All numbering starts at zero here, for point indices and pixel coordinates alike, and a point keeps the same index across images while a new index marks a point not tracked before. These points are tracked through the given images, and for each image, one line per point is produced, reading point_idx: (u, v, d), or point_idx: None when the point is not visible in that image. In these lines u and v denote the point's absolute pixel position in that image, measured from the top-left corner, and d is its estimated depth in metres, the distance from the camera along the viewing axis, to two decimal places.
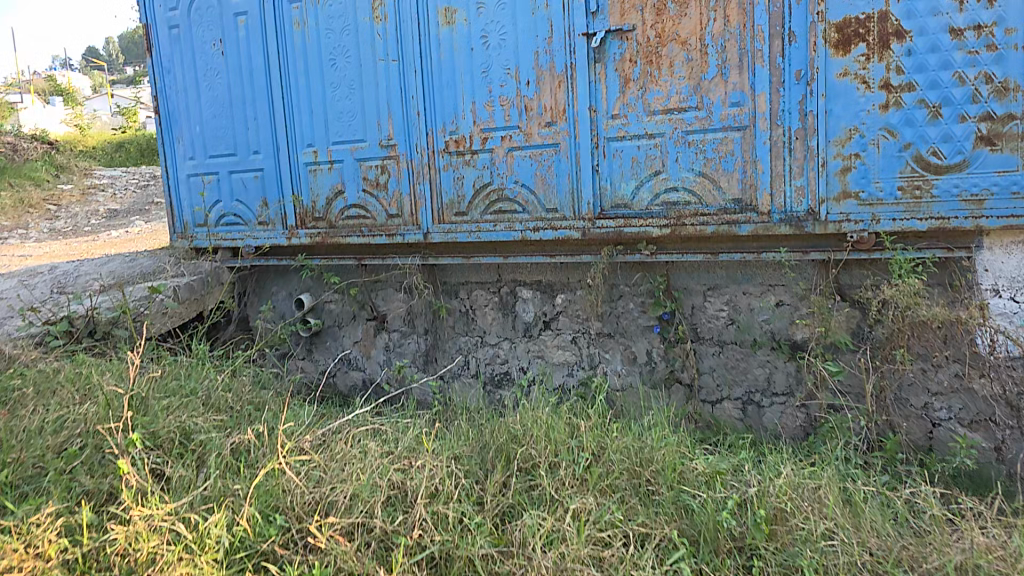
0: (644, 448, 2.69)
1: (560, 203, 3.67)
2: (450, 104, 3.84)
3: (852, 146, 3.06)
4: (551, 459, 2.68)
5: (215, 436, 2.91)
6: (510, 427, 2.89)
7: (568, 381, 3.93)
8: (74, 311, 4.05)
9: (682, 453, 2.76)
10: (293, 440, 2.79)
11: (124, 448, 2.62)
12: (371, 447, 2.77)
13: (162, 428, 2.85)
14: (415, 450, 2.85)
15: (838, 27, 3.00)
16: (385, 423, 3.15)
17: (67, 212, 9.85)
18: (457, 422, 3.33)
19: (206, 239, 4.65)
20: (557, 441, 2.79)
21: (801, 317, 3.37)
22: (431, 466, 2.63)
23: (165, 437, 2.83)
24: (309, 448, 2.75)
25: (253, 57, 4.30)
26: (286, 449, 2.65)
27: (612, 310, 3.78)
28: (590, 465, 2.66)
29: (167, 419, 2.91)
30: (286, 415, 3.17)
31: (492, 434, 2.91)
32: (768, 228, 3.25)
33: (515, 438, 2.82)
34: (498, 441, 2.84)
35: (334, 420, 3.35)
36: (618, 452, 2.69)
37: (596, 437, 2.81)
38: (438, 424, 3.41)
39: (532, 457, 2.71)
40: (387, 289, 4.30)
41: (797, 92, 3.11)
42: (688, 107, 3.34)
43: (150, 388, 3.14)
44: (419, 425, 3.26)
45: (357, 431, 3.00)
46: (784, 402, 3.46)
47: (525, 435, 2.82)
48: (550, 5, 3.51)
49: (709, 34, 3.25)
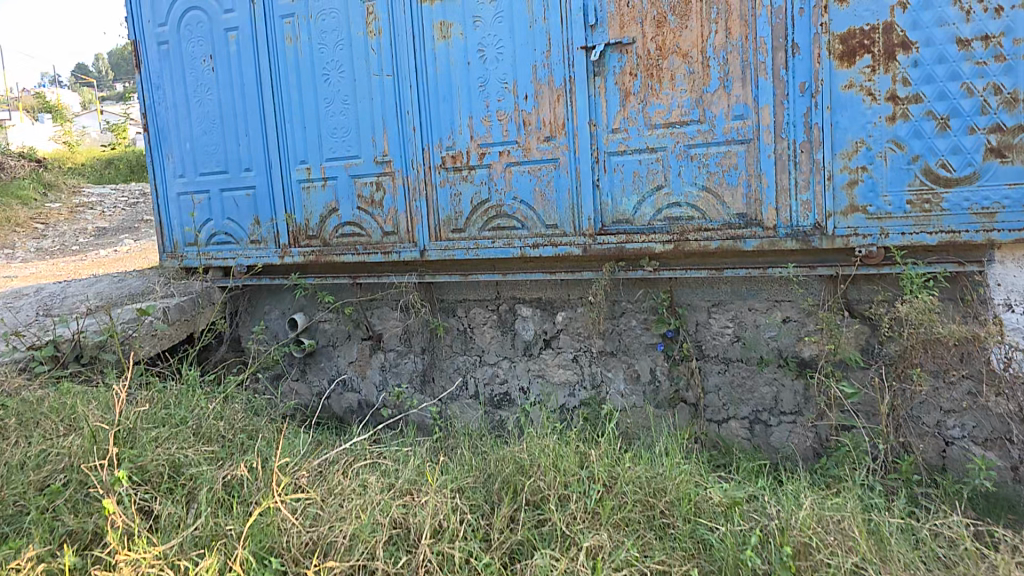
0: (657, 478, 2.60)
1: (560, 219, 3.59)
2: (447, 119, 3.76)
3: (859, 159, 3.00)
4: (561, 491, 2.57)
5: (206, 468, 2.79)
6: (516, 456, 2.79)
7: (570, 401, 3.83)
8: (59, 335, 3.94)
9: (697, 482, 2.66)
10: (288, 476, 2.69)
11: (109, 486, 2.51)
12: (372, 480, 2.67)
13: (150, 462, 2.75)
14: (417, 483, 2.76)
15: (843, 39, 2.95)
16: (384, 455, 3.05)
17: (54, 230, 9.73)
18: (459, 452, 3.22)
19: (196, 259, 4.53)
20: (565, 471, 2.69)
21: (809, 333, 3.29)
22: (435, 502, 2.53)
23: (154, 471, 2.73)
24: (306, 485, 2.66)
25: (244, 73, 4.22)
26: (281, 487, 2.55)
27: (614, 327, 3.69)
28: (601, 498, 2.56)
29: (156, 451, 2.81)
30: (281, 445, 3.05)
31: (499, 464, 2.81)
32: (774, 243, 3.17)
33: (522, 469, 2.73)
34: (504, 473, 2.74)
35: (331, 449, 3.24)
36: (630, 483, 2.59)
37: (606, 467, 2.71)
38: (440, 454, 3.31)
39: (540, 489, 2.61)
40: (384, 307, 4.19)
41: (802, 104, 3.05)
42: (690, 121, 3.27)
43: (138, 418, 3.03)
44: (420, 455, 3.15)
45: (356, 463, 2.89)
46: (792, 420, 3.37)
47: (532, 466, 2.73)
48: (548, 18, 3.45)
49: (710, 46, 3.19)
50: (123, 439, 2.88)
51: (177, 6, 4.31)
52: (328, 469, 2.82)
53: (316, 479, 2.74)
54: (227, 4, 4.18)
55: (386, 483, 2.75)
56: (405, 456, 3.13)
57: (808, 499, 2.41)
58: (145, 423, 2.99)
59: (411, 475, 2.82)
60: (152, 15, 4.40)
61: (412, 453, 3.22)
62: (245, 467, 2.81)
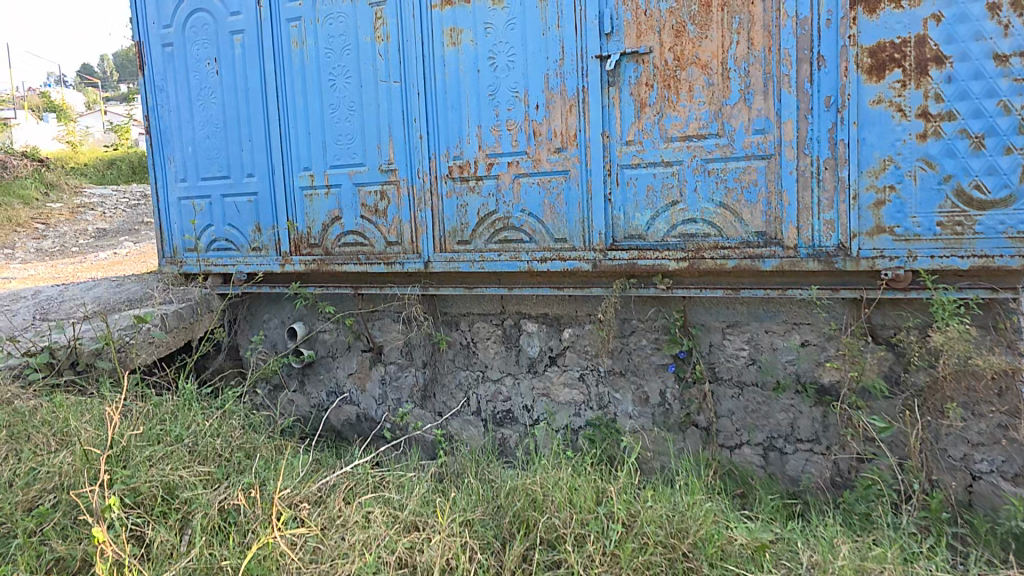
0: (680, 517, 2.44)
1: (569, 233, 3.45)
2: (455, 128, 3.64)
3: (886, 177, 2.85)
4: (578, 531, 2.42)
5: (202, 492, 2.66)
6: (529, 489, 2.65)
7: (575, 422, 3.68)
8: (55, 341, 3.80)
9: (721, 521, 2.51)
10: (289, 507, 2.57)
11: (99, 514, 2.37)
12: (376, 513, 2.55)
13: (143, 483, 2.62)
14: (423, 515, 2.64)
15: (872, 52, 2.82)
16: (387, 483, 2.94)
17: (55, 230, 9.67)
18: (467, 481, 3.09)
19: (196, 265, 4.43)
20: (582, 508, 2.55)
21: (829, 359, 3.13)
22: (444, 539, 2.39)
23: (147, 493, 2.61)
24: (308, 518, 2.53)
25: (249, 76, 4.12)
26: (282, 520, 2.43)
27: (624, 346, 3.54)
28: (621, 539, 2.40)
29: (150, 472, 2.69)
30: (280, 468, 2.93)
31: (512, 497, 2.68)
32: (794, 264, 3.02)
33: (536, 504, 2.59)
34: (517, 507, 2.61)
35: (331, 472, 3.10)
36: (650, 523, 2.42)
37: (626, 504, 2.56)
38: (446, 483, 3.19)
39: (555, 527, 2.46)
40: (385, 319, 4.05)
41: (827, 119, 2.91)
42: (708, 134, 3.14)
43: (132, 437, 2.91)
44: (425, 483, 3.02)
45: (359, 494, 2.78)
46: (809, 449, 3.21)
47: (546, 501, 2.59)
48: (562, 26, 3.33)
49: (731, 57, 3.06)
50: (115, 458, 2.76)
51: (183, 7, 4.23)
52: (330, 495, 2.71)
53: (316, 508, 2.62)
54: (234, 6, 4.09)
55: (390, 514, 2.63)
56: (409, 483, 2.99)
57: (847, 549, 2.26)
58: (140, 441, 2.88)
59: (412, 504, 2.68)
60: (157, 16, 4.31)
61: (416, 479, 3.08)
62: (242, 492, 2.66)
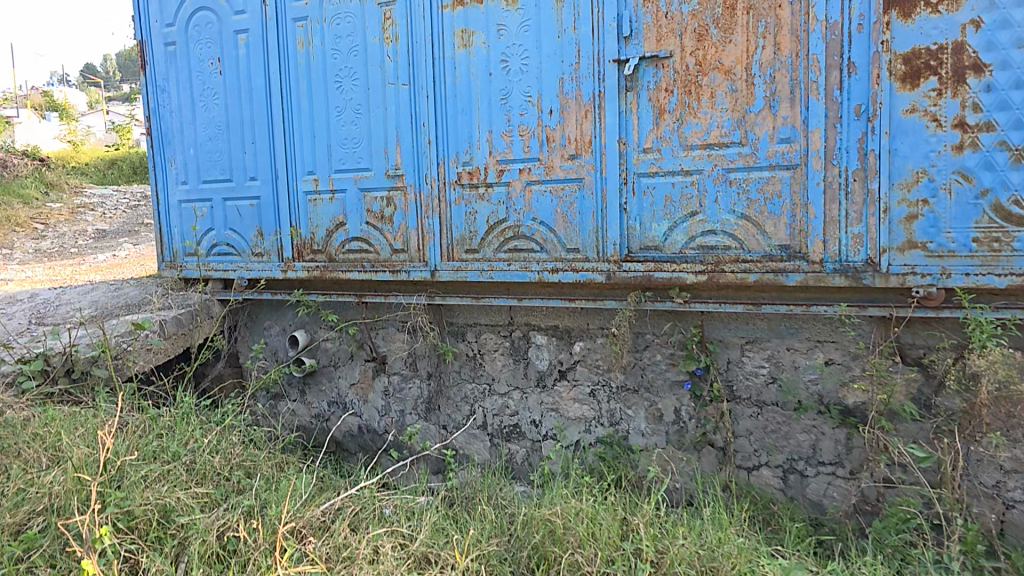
0: (711, 555, 2.31)
1: (582, 243, 3.32)
2: (464, 133, 3.51)
3: (919, 190, 2.72)
4: (604, 570, 2.29)
5: (200, 516, 2.53)
6: (549, 521, 2.52)
7: (585, 439, 3.54)
8: (50, 348, 3.66)
9: (753, 559, 2.36)
10: (292, 540, 2.42)
11: (91, 543, 2.25)
12: (387, 548, 2.41)
13: (138, 506, 2.49)
14: (434, 548, 2.52)
15: (906, 59, 2.69)
16: (394, 511, 2.80)
17: (55, 231, 9.57)
18: (480, 509, 2.95)
19: (196, 270, 4.31)
20: (606, 544, 2.41)
21: (854, 379, 2.99)
22: None
23: (141, 517, 2.47)
24: (316, 553, 2.39)
25: (253, 77, 4.00)
26: (287, 557, 2.31)
27: (637, 361, 3.39)
28: None
29: (146, 493, 2.56)
30: (283, 492, 2.80)
31: (531, 531, 2.56)
32: (820, 279, 2.88)
33: (555, 538, 2.46)
34: (535, 541, 2.50)
35: (336, 494, 2.97)
36: (680, 563, 2.29)
37: (653, 539, 2.42)
38: (455, 509, 3.05)
39: (578, 564, 2.34)
40: (390, 328, 3.92)
41: (857, 128, 2.78)
42: (730, 142, 3.01)
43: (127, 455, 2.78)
44: (433, 509, 2.89)
45: (366, 519, 2.68)
46: (831, 472, 3.06)
47: (567, 534, 2.46)
48: (579, 28, 3.20)
49: (756, 63, 2.93)
50: (110, 479, 2.63)
51: (187, 5, 4.12)
52: (337, 521, 2.59)
53: (323, 535, 2.50)
54: (238, 5, 3.98)
55: (400, 545, 2.50)
56: (418, 508, 2.86)
57: None
58: (135, 460, 2.76)
59: (423, 534, 2.55)
60: (160, 14, 4.20)
61: (425, 505, 2.95)
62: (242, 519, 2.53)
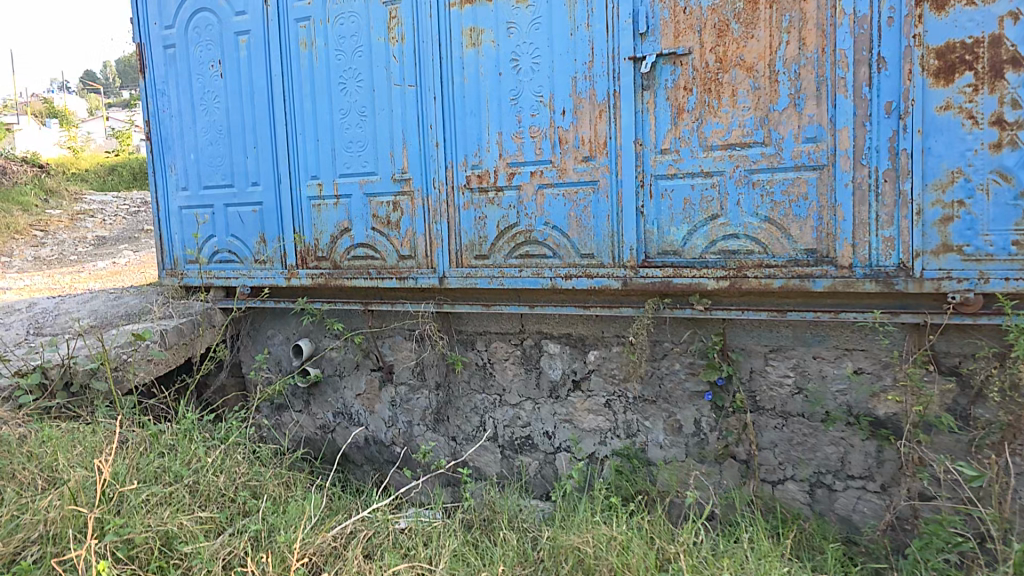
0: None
1: (597, 248, 3.20)
2: (473, 135, 3.39)
3: (955, 191, 2.59)
4: None
5: (205, 543, 2.41)
6: (580, 549, 2.47)
7: (601, 451, 3.40)
8: (47, 360, 3.54)
9: None
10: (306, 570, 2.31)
11: None
12: None
13: (140, 534, 2.36)
14: None
15: (939, 53, 2.55)
16: (411, 538, 2.70)
17: (54, 238, 9.48)
18: (500, 535, 2.83)
19: (197, 277, 4.20)
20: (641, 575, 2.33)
21: (885, 389, 2.85)
22: None
23: (142, 546, 2.34)
24: None
25: (255, 79, 3.89)
26: None
27: (655, 371, 3.26)
28: None
29: (147, 519, 2.44)
30: (292, 518, 2.70)
31: (559, 560, 2.51)
32: (850, 285, 2.75)
33: (586, 568, 2.42)
34: (566, 571, 2.43)
35: (346, 517, 2.85)
36: None
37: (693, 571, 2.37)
38: (473, 534, 2.93)
39: None
40: (396, 337, 3.79)
41: (887, 127, 2.64)
42: (752, 142, 2.88)
43: (128, 478, 2.66)
44: (450, 534, 2.77)
45: (381, 546, 2.59)
46: (861, 486, 2.93)
47: (598, 564, 2.40)
48: (592, 25, 3.07)
49: (780, 59, 2.80)
50: (109, 504, 2.50)
51: (186, 7, 4.01)
52: (350, 546, 2.50)
53: (335, 563, 2.41)
54: (239, 6, 3.87)
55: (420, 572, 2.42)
56: (435, 533, 2.77)
57: None
58: (136, 483, 2.63)
59: (444, 564, 2.45)
60: (159, 16, 4.10)
61: (442, 529, 2.83)
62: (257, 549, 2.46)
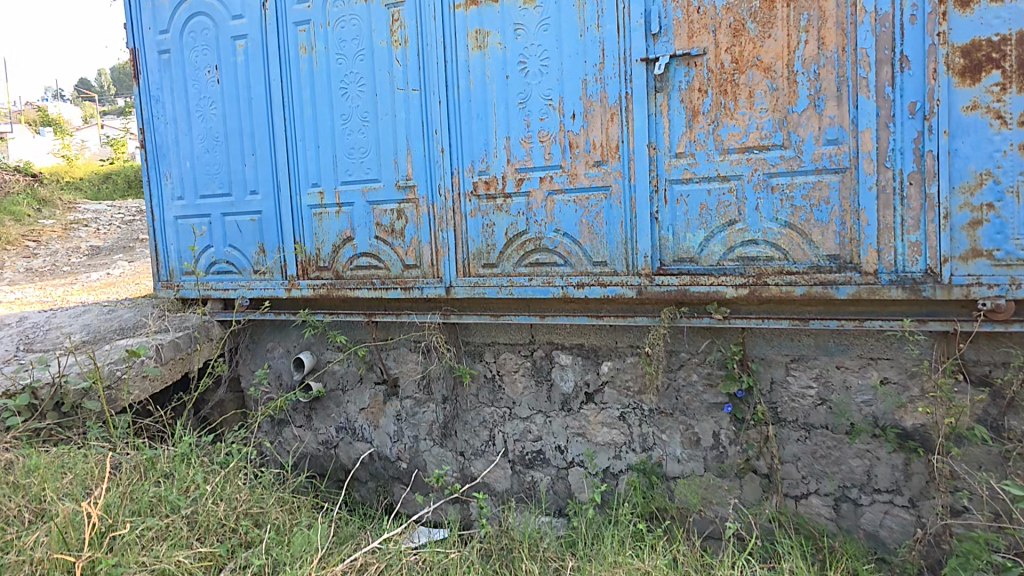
0: None
1: (610, 256, 3.09)
2: (480, 140, 3.29)
3: (984, 194, 2.50)
4: None
5: None
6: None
7: (616, 466, 3.28)
8: (37, 379, 3.41)
9: None
10: None
11: None
12: None
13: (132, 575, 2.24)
14: None
15: (965, 51, 2.47)
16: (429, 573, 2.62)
17: (47, 249, 9.33)
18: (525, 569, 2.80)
19: (194, 289, 4.08)
20: None
21: (912, 400, 2.74)
22: None
23: None
24: None
25: (252, 84, 3.78)
26: None
27: (671, 382, 3.15)
28: None
29: (141, 557, 2.32)
30: (301, 549, 2.61)
31: None
32: (875, 292, 2.65)
33: None
34: None
35: (353, 549, 2.75)
36: None
37: None
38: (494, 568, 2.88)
39: None
40: (401, 349, 3.67)
41: (911, 128, 2.55)
42: (771, 145, 2.78)
43: (121, 511, 2.53)
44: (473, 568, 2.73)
45: None
46: (888, 501, 2.82)
47: None
48: (603, 26, 2.98)
49: (799, 59, 2.71)
50: (99, 543, 2.38)
51: (180, 10, 3.90)
52: None
53: None
54: (235, 9, 3.76)
55: None
56: (451, 566, 2.69)
57: None
58: (129, 518, 2.51)
59: None
60: (153, 22, 3.99)
61: (459, 560, 2.76)
62: None
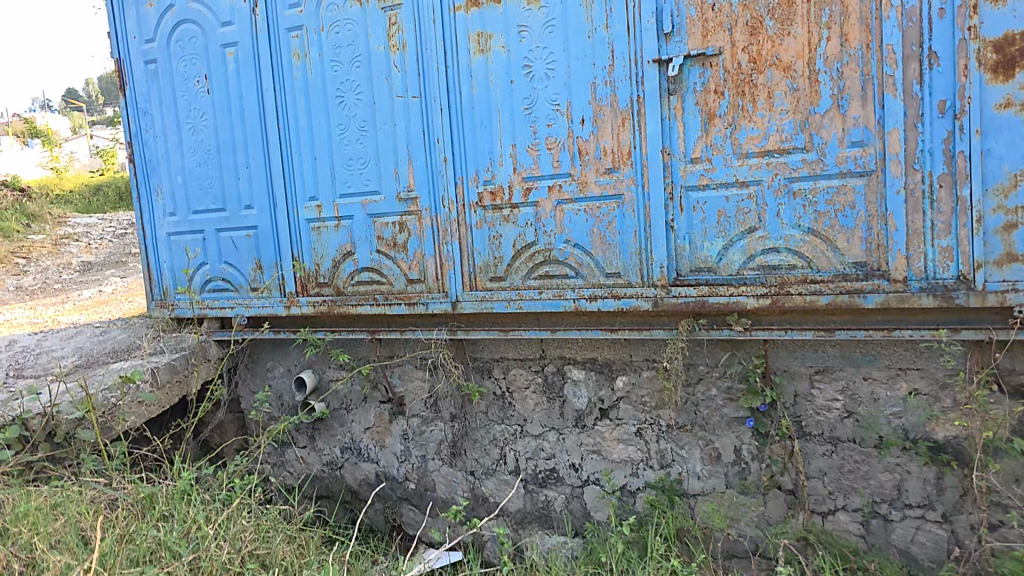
0: None
1: (623, 266, 2.96)
2: (484, 148, 3.15)
3: (1018, 196, 2.38)
4: None
5: None
6: None
7: (633, 483, 3.15)
8: (27, 410, 3.25)
9: None
10: None
11: None
12: None
13: None
14: None
15: (997, 46, 2.34)
16: None
17: (37, 266, 9.14)
18: None
19: (190, 309, 3.93)
20: None
21: (944, 411, 2.63)
22: None
23: None
24: None
25: (244, 94, 3.63)
26: None
27: (690, 397, 3.02)
28: None
29: None
30: None
31: None
32: (904, 300, 2.53)
33: None
34: None
35: None
36: None
37: None
38: None
39: None
40: (406, 366, 3.54)
41: (941, 127, 2.43)
42: (792, 148, 2.66)
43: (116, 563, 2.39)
44: None
45: None
46: (920, 516, 2.70)
47: None
48: (612, 26, 2.85)
49: (821, 57, 2.58)
50: None
51: (167, 18, 3.75)
52: None
53: None
54: (224, 16, 3.61)
55: None
56: None
57: None
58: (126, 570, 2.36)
59: None
60: (139, 30, 3.84)
61: None
62: None
